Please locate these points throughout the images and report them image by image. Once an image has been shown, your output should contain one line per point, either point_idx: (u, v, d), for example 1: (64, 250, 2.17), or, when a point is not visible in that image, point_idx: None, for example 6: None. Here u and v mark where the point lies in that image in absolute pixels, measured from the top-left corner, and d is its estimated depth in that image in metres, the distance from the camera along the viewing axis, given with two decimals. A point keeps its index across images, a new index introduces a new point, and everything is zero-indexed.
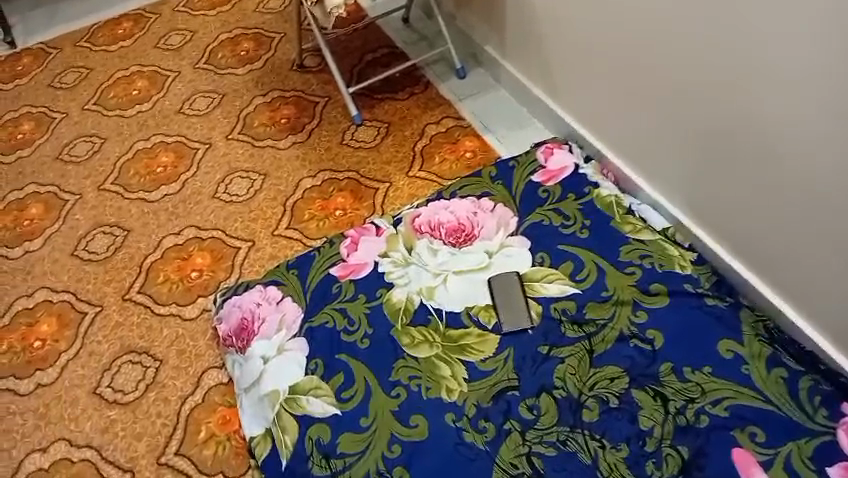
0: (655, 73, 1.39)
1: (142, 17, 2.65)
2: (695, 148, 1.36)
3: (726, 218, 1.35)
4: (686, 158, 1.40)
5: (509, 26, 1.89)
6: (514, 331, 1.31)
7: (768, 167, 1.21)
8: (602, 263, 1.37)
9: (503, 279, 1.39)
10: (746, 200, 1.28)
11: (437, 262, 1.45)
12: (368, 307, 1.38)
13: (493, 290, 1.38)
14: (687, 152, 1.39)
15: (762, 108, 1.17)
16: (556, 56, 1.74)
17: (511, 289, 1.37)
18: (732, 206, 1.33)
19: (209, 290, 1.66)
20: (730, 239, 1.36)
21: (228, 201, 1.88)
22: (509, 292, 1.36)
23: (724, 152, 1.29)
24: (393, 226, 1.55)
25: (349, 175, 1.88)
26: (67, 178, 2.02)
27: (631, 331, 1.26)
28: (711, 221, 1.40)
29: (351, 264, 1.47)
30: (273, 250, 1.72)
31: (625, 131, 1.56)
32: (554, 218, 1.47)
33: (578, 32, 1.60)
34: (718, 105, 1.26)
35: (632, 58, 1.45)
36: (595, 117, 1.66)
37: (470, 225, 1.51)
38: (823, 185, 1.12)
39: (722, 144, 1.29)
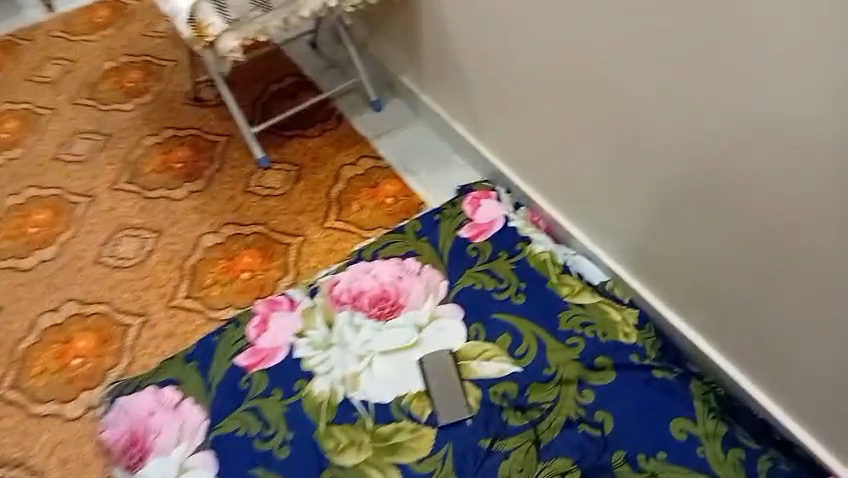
0: (587, 116, 1.27)
1: (11, 44, 2.33)
2: (635, 197, 1.24)
3: (670, 273, 1.24)
4: (625, 207, 1.28)
5: (429, 58, 1.73)
6: (451, 423, 1.17)
7: (716, 223, 1.10)
8: (542, 335, 1.24)
9: (435, 360, 1.25)
10: (692, 256, 1.17)
11: (360, 342, 1.30)
12: (284, 404, 1.22)
13: (425, 374, 1.24)
14: (625, 200, 1.27)
15: (707, 161, 1.06)
16: (477, 91, 1.59)
17: (445, 371, 1.23)
18: (676, 261, 1.21)
19: (94, 381, 1.46)
20: (675, 296, 1.25)
21: (115, 266, 1.67)
22: (442, 375, 1.22)
23: (667, 203, 1.18)
24: (309, 297, 1.38)
25: (256, 229, 1.68)
26: None
27: (579, 415, 1.15)
28: (654, 275, 1.29)
29: (261, 347, 1.31)
30: (169, 326, 1.52)
31: (556, 175, 1.43)
32: (488, 281, 1.34)
33: (506, 60, 1.43)
34: (671, 151, 1.12)
35: (560, 97, 1.32)
36: (523, 157, 1.52)
37: (395, 292, 1.36)
38: (792, 246, 1.00)
39: (665, 195, 1.17)
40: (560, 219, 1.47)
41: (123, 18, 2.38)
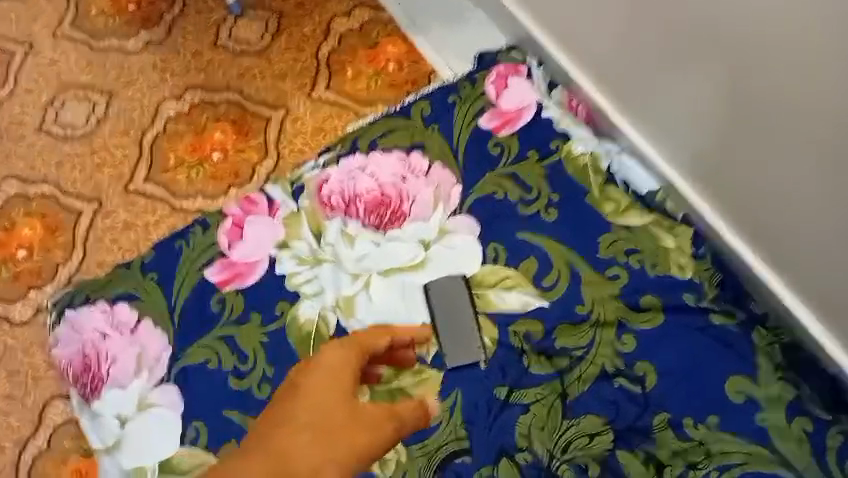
0: None
1: None
2: (696, 75, 0.94)
3: (741, 179, 0.96)
4: (685, 91, 0.97)
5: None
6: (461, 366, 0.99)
7: (804, 118, 0.81)
8: (575, 265, 1.03)
9: (445, 287, 1.04)
10: (766, 157, 0.90)
11: (354, 259, 1.08)
12: (264, 334, 1.03)
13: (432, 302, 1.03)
14: (690, 86, 0.96)
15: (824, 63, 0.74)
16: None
17: (456, 302, 1.02)
18: (749, 165, 0.93)
19: (43, 279, 1.24)
20: (743, 206, 0.99)
21: (62, 137, 1.39)
22: (452, 307, 1.02)
23: (741, 89, 0.88)
24: (292, 199, 1.14)
25: (229, 97, 1.38)
26: None
27: (615, 367, 0.97)
28: (719, 178, 1.01)
29: (234, 260, 1.09)
30: (128, 216, 1.28)
31: (601, 41, 1.10)
32: (513, 191, 1.10)
33: None
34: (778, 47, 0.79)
35: None
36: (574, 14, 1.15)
37: (397, 196, 1.12)
38: None
39: (752, 95, 0.86)
40: (603, 105, 1.17)
41: None
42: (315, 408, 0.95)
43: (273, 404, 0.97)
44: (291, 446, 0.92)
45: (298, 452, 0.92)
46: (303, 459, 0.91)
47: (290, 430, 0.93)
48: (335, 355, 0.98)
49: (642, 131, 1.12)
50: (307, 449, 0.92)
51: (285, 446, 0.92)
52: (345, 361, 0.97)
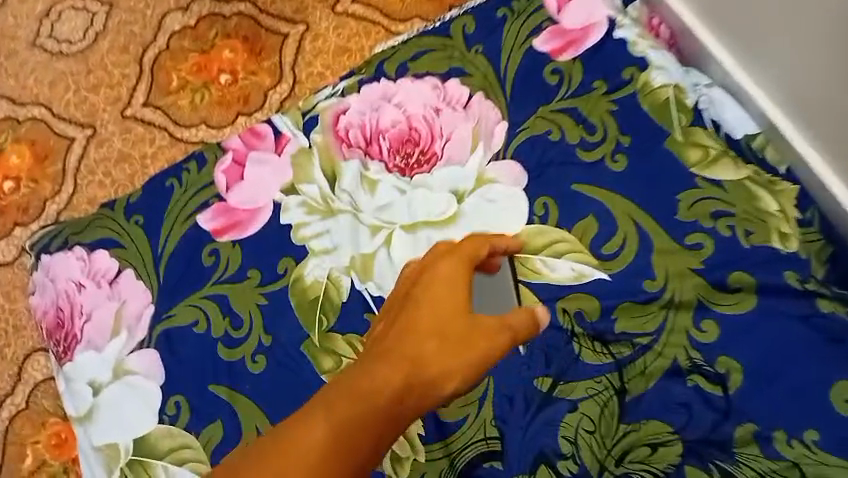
0: None
1: None
2: None
3: (789, 11, 0.77)
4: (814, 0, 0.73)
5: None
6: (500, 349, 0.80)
7: None
8: (645, 229, 0.82)
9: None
10: None
11: (374, 209, 0.89)
12: (262, 295, 0.85)
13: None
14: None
15: None
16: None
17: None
18: None
19: (31, 215, 1.10)
20: (808, 77, 0.79)
21: (56, 52, 1.21)
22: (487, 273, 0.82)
23: None
24: (303, 133, 0.95)
25: (241, 9, 1.18)
26: None
27: (689, 362, 0.77)
28: (778, 35, 0.80)
29: (232, 204, 0.91)
30: (123, 146, 1.12)
31: None
32: (571, 131, 0.88)
33: None
34: None
35: None
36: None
37: (428, 133, 0.92)
38: None
39: None
40: (695, 24, 0.93)
41: None
42: (432, 324, 0.67)
43: (399, 297, 0.72)
44: (424, 347, 0.66)
45: (426, 363, 0.65)
46: (429, 373, 0.65)
47: (413, 310, 0.68)
48: (446, 260, 0.71)
49: (742, 59, 0.88)
50: (438, 362, 0.66)
51: (409, 330, 0.67)
52: (461, 273, 0.70)
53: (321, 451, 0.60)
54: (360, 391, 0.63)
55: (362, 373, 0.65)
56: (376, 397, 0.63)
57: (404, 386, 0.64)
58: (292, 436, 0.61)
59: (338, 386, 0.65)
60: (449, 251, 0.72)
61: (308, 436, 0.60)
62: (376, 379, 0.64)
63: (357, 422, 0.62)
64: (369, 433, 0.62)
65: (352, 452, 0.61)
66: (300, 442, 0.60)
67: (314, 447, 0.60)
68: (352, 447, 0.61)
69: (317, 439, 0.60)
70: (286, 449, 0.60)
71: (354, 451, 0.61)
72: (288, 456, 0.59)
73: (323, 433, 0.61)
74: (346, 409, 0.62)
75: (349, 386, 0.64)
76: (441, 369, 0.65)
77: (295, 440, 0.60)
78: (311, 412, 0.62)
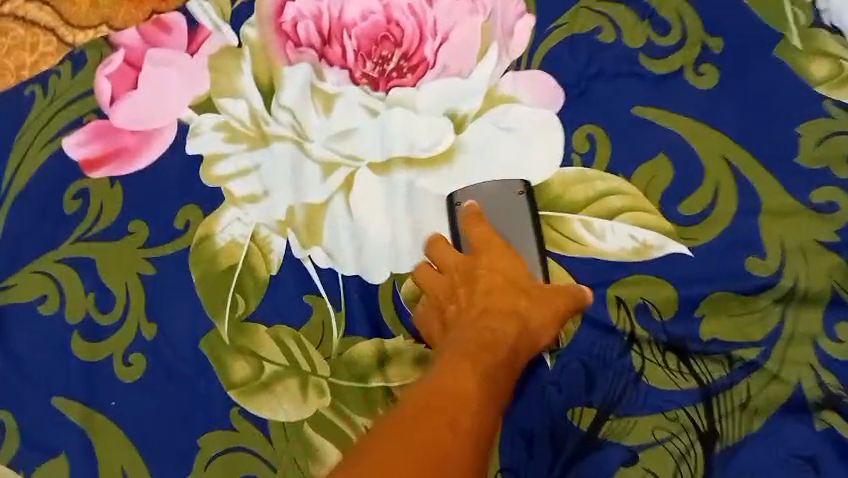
0: None
1: None
2: None
3: None
4: None
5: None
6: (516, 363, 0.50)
7: None
8: (745, 180, 0.53)
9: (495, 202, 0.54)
10: None
11: (328, 136, 0.58)
12: (148, 261, 0.55)
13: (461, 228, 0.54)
14: None
15: None
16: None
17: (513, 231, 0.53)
18: None
19: None
20: None
21: None
22: (494, 208, 0.54)
23: None
24: (232, 25, 0.63)
25: None
26: None
27: (817, 391, 0.48)
28: None
29: (116, 125, 0.60)
30: None
31: None
32: (631, 30, 0.58)
33: None
34: None
35: None
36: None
37: (414, 28, 0.60)
38: None
39: None
40: None
41: None
42: (512, 282, 0.50)
43: (442, 294, 0.51)
44: (521, 303, 0.49)
45: (529, 317, 0.48)
46: (533, 329, 0.48)
47: (486, 275, 0.51)
48: (490, 233, 0.52)
49: None
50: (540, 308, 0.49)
51: (490, 288, 0.50)
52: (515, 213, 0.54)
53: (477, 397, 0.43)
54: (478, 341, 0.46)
55: (466, 332, 0.48)
56: (502, 347, 0.46)
57: (521, 336, 0.48)
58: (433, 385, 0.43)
59: (444, 347, 0.47)
60: (477, 214, 0.53)
61: (457, 382, 0.43)
62: (489, 327, 0.47)
63: (491, 366, 0.45)
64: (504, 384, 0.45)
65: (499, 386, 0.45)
66: (455, 387, 0.43)
67: (471, 395, 0.43)
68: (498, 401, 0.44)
69: (473, 387, 0.43)
70: (435, 396, 0.42)
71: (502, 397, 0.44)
72: (446, 405, 0.41)
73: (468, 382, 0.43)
74: (479, 358, 0.45)
75: (460, 342, 0.47)
76: (544, 321, 0.48)
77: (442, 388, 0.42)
78: (436, 367, 0.44)
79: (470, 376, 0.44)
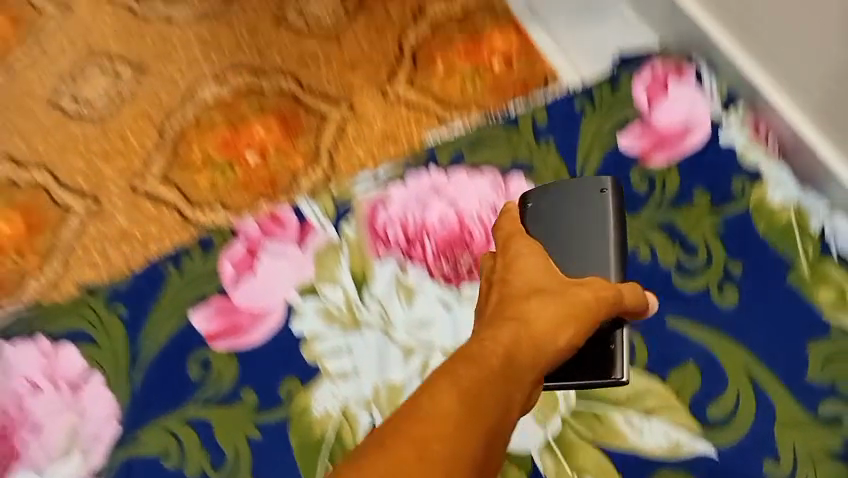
0: None
1: None
2: None
3: None
4: None
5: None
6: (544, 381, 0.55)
7: None
8: (764, 393, 0.63)
9: (577, 201, 0.69)
10: None
11: (408, 326, 0.70)
12: (256, 427, 0.67)
13: (535, 226, 0.68)
14: None
15: None
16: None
17: (573, 227, 0.67)
18: None
19: (4, 293, 0.95)
20: None
21: (74, 116, 1.10)
22: (575, 210, 0.68)
23: None
24: (333, 225, 0.78)
25: (282, 85, 1.08)
26: None
27: None
28: None
29: (236, 306, 0.74)
30: (126, 224, 0.97)
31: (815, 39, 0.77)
32: (665, 252, 0.70)
33: None
34: None
35: None
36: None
37: (482, 236, 0.75)
38: None
39: None
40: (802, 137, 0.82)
41: None
42: (523, 290, 0.56)
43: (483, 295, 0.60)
44: (527, 307, 0.54)
45: (528, 327, 0.52)
46: (533, 335, 0.52)
47: (501, 287, 0.57)
48: (513, 231, 0.63)
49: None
50: (546, 313, 0.53)
51: (503, 299, 0.56)
52: (592, 204, 0.68)
53: (455, 418, 0.44)
54: (467, 351, 0.50)
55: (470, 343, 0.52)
56: (494, 355, 0.49)
57: (520, 342, 0.51)
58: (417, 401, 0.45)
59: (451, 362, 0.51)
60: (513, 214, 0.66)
61: (438, 392, 0.46)
62: (484, 338, 0.51)
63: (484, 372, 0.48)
64: (499, 402, 0.47)
65: (490, 400, 0.47)
66: (434, 397, 0.46)
67: (449, 410, 0.45)
68: (488, 420, 0.46)
69: (453, 394, 0.46)
70: (412, 414, 0.45)
71: (494, 413, 0.46)
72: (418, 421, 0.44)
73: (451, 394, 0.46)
74: (466, 367, 0.48)
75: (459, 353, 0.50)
76: (548, 322, 0.53)
77: (409, 425, 0.44)
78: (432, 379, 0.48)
79: (452, 384, 0.47)
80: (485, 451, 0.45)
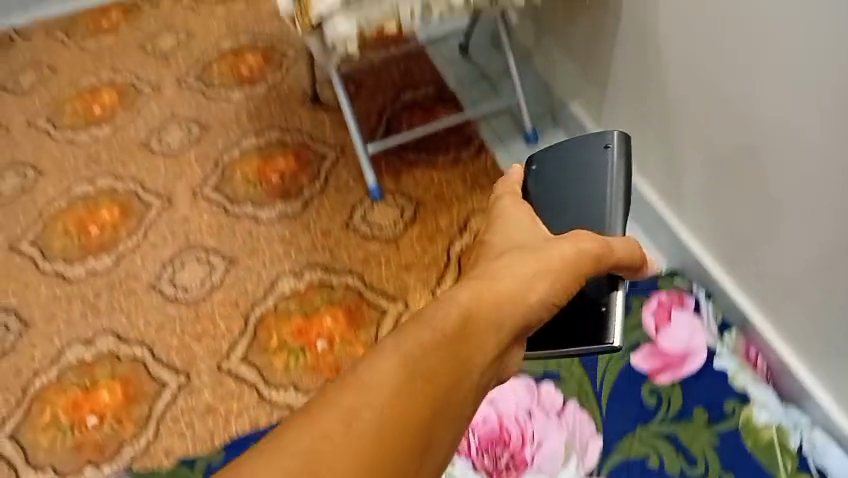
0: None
1: (129, 21, 2.23)
2: None
3: None
4: None
5: (615, 73, 1.23)
6: (525, 337, 0.62)
7: None
8: None
9: (577, 162, 0.88)
10: None
11: None
12: None
13: (539, 197, 0.87)
14: None
15: None
16: (676, 91, 1.09)
17: (570, 185, 0.87)
18: None
19: (104, 455, 1.13)
20: None
21: (172, 298, 1.32)
22: (574, 173, 0.88)
23: None
24: None
25: (348, 282, 1.31)
26: None
27: None
28: None
29: None
30: (211, 399, 1.17)
31: (782, 276, 0.98)
32: (671, 461, 0.93)
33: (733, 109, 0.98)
34: None
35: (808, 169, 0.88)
36: (711, 155, 1.06)
37: (518, 434, 0.99)
38: None
39: None
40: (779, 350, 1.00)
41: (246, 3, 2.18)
42: (496, 262, 0.63)
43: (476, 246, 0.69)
44: (499, 274, 0.61)
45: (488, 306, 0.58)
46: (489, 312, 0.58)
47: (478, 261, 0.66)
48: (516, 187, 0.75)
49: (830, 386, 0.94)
50: (512, 286, 0.60)
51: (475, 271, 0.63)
52: (588, 157, 0.88)
53: (401, 385, 0.50)
54: (423, 321, 0.54)
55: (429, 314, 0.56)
56: (446, 330, 0.54)
57: (474, 321, 0.56)
58: (363, 370, 0.50)
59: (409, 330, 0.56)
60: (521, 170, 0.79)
61: (385, 360, 0.51)
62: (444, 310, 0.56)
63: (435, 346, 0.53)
64: (452, 372, 0.52)
65: (435, 379, 0.51)
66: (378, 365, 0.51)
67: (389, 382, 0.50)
68: (437, 384, 0.51)
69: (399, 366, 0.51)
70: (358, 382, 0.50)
71: (444, 380, 0.52)
72: (360, 387, 0.49)
73: (395, 367, 0.51)
74: (417, 337, 0.53)
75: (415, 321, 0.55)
76: (516, 283, 0.60)
77: (349, 392, 0.49)
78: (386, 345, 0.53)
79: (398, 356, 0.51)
80: (431, 418, 0.50)
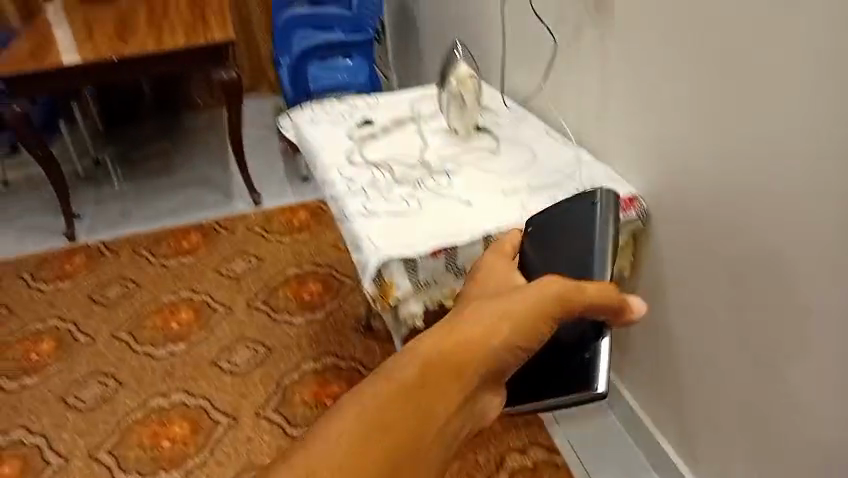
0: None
1: (207, 243, 2.58)
2: None
3: None
4: None
5: (631, 342, 1.45)
6: (497, 383, 0.62)
7: None
8: None
9: (565, 223, 1.08)
10: None
11: None
12: None
13: (536, 255, 1.05)
14: None
15: None
16: (686, 378, 1.28)
17: (560, 239, 1.05)
18: None
19: None
20: None
21: None
22: (566, 230, 1.07)
23: None
24: None
25: None
26: (68, 435, 1.76)
27: None
28: None
29: None
30: None
31: None
32: None
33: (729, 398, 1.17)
34: None
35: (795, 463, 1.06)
36: (717, 432, 1.23)
37: None
38: None
39: None
40: None
41: (311, 234, 2.53)
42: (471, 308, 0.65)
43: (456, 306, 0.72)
44: (476, 311, 0.64)
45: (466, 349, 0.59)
46: (468, 352, 0.59)
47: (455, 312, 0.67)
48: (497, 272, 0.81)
49: None
50: (486, 322, 0.62)
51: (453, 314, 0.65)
52: (576, 217, 1.07)
53: (364, 435, 0.49)
54: (396, 362, 0.55)
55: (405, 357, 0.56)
56: (420, 370, 0.55)
57: (452, 362, 0.57)
58: (326, 424, 0.49)
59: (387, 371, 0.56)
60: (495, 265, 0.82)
61: (353, 404, 0.51)
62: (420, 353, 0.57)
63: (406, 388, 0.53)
64: (420, 421, 0.52)
65: (409, 415, 0.52)
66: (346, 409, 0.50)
67: (359, 422, 0.50)
68: (404, 430, 0.51)
69: (367, 406, 0.51)
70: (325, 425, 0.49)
71: (412, 430, 0.51)
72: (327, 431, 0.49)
73: (364, 410, 0.50)
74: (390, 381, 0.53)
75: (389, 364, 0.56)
76: (490, 324, 0.62)
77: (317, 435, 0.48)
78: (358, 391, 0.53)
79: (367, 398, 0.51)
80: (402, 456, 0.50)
